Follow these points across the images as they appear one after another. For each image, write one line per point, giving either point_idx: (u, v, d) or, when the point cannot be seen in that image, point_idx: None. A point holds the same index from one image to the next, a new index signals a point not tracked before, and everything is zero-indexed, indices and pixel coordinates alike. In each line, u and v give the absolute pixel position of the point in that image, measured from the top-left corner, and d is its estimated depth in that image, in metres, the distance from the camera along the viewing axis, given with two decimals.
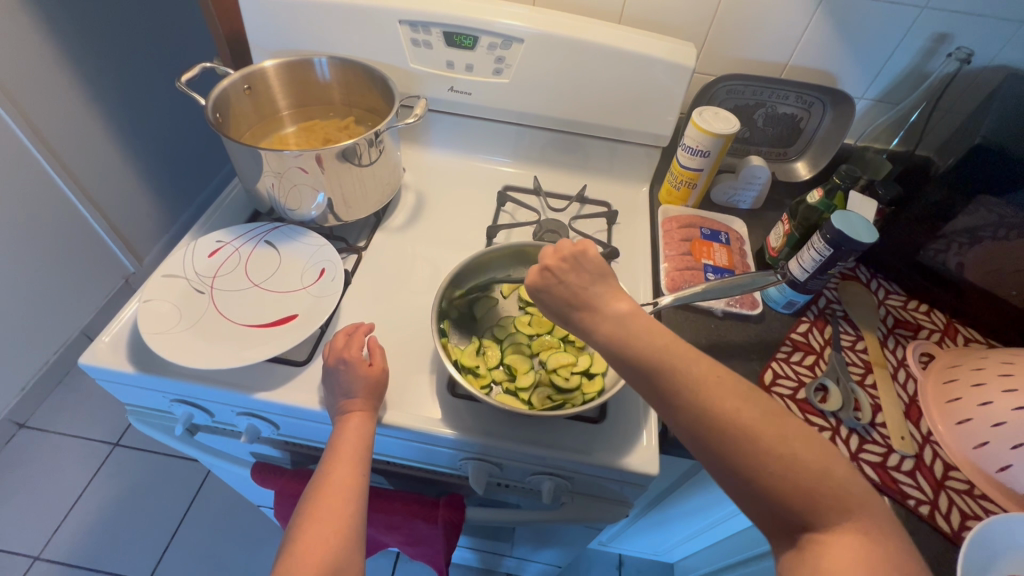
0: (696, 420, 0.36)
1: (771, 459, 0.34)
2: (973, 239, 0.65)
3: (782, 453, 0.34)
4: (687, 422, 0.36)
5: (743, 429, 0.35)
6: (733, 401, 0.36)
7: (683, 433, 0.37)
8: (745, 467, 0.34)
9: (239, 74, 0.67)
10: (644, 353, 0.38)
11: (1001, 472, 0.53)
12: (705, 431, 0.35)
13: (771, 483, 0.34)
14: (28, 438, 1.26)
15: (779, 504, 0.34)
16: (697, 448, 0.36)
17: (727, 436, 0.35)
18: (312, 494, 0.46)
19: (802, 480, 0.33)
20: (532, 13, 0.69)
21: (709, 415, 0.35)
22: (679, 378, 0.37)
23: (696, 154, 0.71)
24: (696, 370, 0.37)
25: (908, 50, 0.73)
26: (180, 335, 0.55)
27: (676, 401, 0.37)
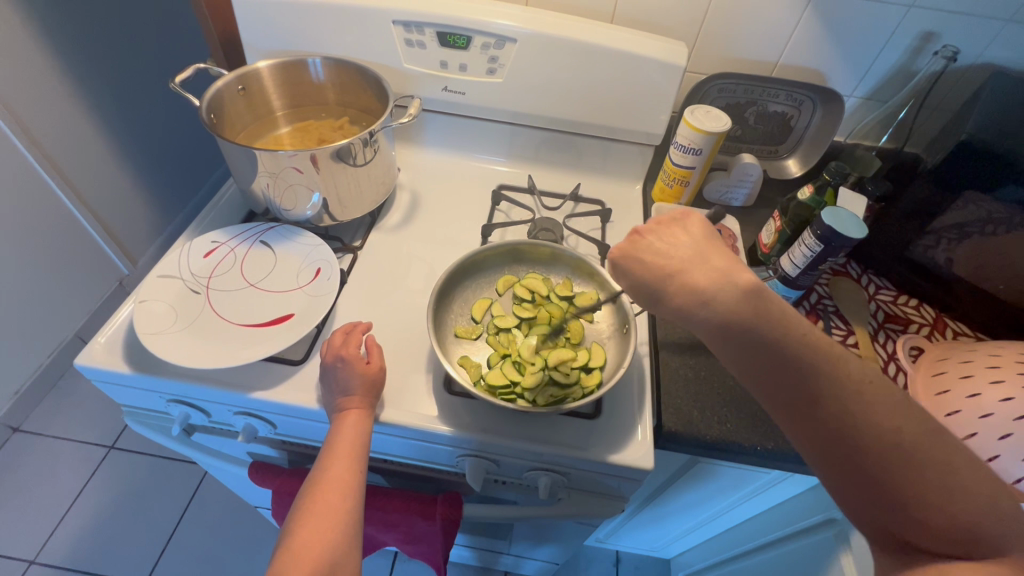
0: (832, 434, 0.35)
1: (913, 480, 0.34)
2: (962, 234, 0.66)
3: (920, 474, 0.34)
4: (823, 436, 0.36)
5: (885, 449, 0.34)
6: (874, 419, 0.35)
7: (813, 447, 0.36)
8: (883, 484, 0.34)
9: (233, 74, 0.67)
10: (751, 332, 0.38)
11: (989, 463, 0.53)
12: (844, 445, 0.35)
13: (905, 502, 0.34)
14: (22, 441, 1.26)
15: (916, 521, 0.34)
16: (832, 462, 0.36)
17: (867, 452, 0.34)
18: (310, 490, 0.46)
19: (937, 501, 0.33)
20: (525, 13, 0.70)
21: (850, 430, 0.35)
22: (821, 388, 0.36)
23: (688, 152, 0.72)
24: (850, 377, 0.36)
25: (895, 49, 0.74)
26: (177, 335, 0.56)
27: (812, 411, 0.36)
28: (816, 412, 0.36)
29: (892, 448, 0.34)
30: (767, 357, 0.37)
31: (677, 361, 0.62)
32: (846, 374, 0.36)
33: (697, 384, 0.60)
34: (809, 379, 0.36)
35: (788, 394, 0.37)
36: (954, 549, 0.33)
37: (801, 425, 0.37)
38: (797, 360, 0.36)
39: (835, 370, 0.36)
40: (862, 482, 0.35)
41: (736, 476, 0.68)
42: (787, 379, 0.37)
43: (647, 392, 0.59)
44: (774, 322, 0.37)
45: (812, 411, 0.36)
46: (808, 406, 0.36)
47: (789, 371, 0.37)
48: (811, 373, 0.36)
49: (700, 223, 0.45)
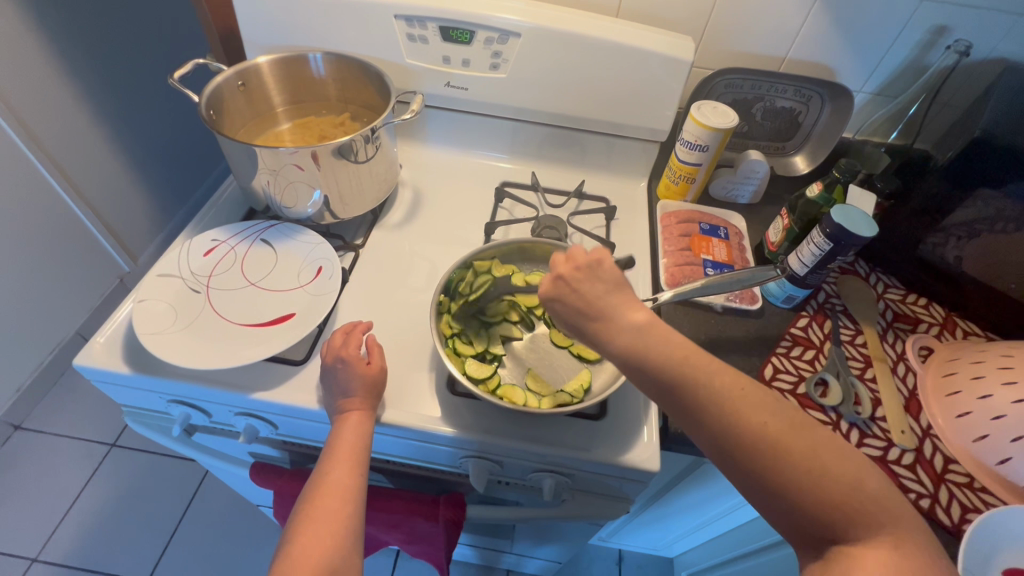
0: (717, 434, 0.36)
1: (788, 469, 0.34)
2: (971, 233, 0.65)
3: (795, 463, 0.34)
4: (710, 437, 0.37)
5: (758, 442, 0.35)
6: (739, 416, 0.36)
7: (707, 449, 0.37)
8: (766, 479, 0.35)
9: (233, 70, 0.66)
10: (638, 360, 0.38)
11: (1001, 464, 0.53)
12: (727, 446, 0.36)
13: (788, 494, 0.34)
14: (23, 439, 1.26)
15: (801, 510, 0.34)
16: (721, 461, 0.37)
17: (744, 449, 0.35)
18: (310, 494, 0.45)
19: (818, 487, 0.34)
20: (529, 8, 0.69)
21: (730, 429, 0.36)
22: (696, 395, 0.37)
23: (695, 148, 0.71)
24: (714, 386, 0.37)
25: (906, 43, 0.72)
26: (176, 335, 0.55)
27: (697, 416, 0.37)
28: (698, 417, 0.37)
29: (769, 442, 0.35)
30: (648, 372, 0.38)
31: None
32: (708, 379, 0.37)
33: None
34: (677, 391, 0.37)
35: (670, 404, 0.38)
36: (836, 533, 0.33)
37: (691, 428, 0.38)
38: (673, 371, 0.38)
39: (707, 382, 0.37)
40: (750, 479, 0.35)
41: None
42: (669, 392, 0.38)
43: None
44: (661, 355, 0.38)
45: (696, 417, 0.37)
46: (692, 413, 0.37)
47: (670, 389, 0.37)
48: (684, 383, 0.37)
49: (612, 264, 0.42)
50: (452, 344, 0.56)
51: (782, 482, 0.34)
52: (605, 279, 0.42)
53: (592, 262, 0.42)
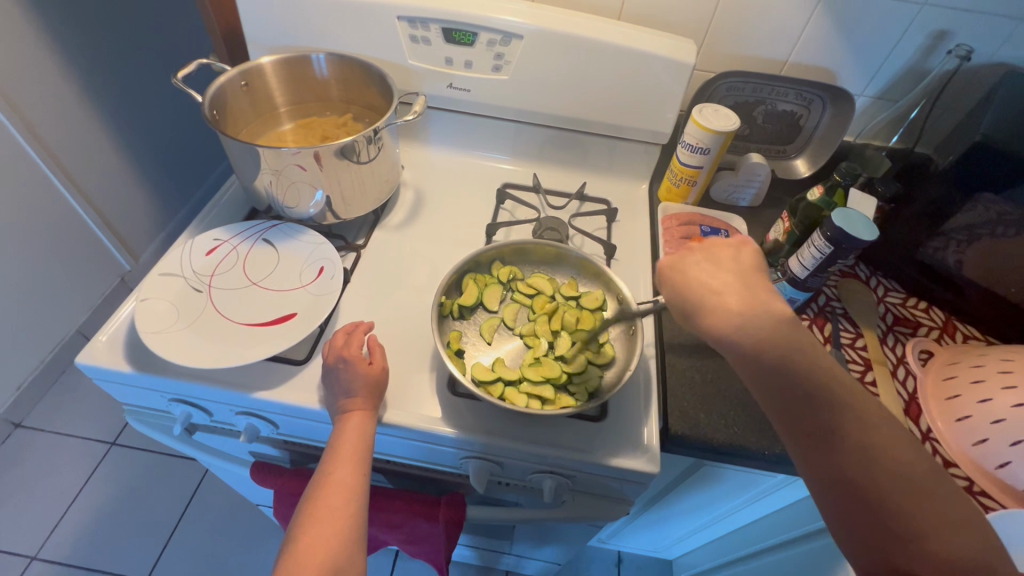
0: (840, 467, 0.36)
1: (905, 510, 0.35)
2: (971, 236, 0.66)
3: (913, 503, 0.35)
4: (835, 468, 0.36)
5: (886, 480, 0.35)
6: (869, 457, 0.36)
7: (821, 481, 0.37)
8: (883, 516, 0.35)
9: (236, 70, 0.66)
10: (782, 376, 0.38)
11: (1000, 469, 0.53)
12: (851, 479, 0.36)
13: (906, 538, 0.34)
14: (24, 438, 1.26)
15: (919, 560, 0.34)
16: (841, 498, 0.36)
17: (872, 484, 0.35)
18: (314, 494, 0.45)
19: (932, 535, 0.34)
20: (531, 10, 0.69)
21: (856, 462, 0.36)
22: (835, 421, 0.37)
23: (696, 151, 0.71)
24: (861, 410, 0.37)
25: (907, 47, 0.73)
26: (178, 334, 0.55)
27: (826, 441, 0.37)
28: (829, 442, 0.36)
29: (895, 478, 0.35)
30: (787, 388, 0.38)
31: (685, 363, 0.61)
32: (862, 403, 0.37)
33: (703, 387, 0.59)
34: (813, 416, 0.37)
35: (791, 429, 0.38)
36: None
37: (808, 459, 0.37)
38: (808, 393, 0.37)
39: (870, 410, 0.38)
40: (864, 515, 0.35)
41: (741, 480, 0.67)
42: (802, 413, 0.37)
43: (653, 394, 0.58)
44: (805, 365, 0.38)
45: (818, 444, 0.37)
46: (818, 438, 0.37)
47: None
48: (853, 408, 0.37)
49: (753, 255, 0.44)
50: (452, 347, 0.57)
51: (898, 521, 0.34)
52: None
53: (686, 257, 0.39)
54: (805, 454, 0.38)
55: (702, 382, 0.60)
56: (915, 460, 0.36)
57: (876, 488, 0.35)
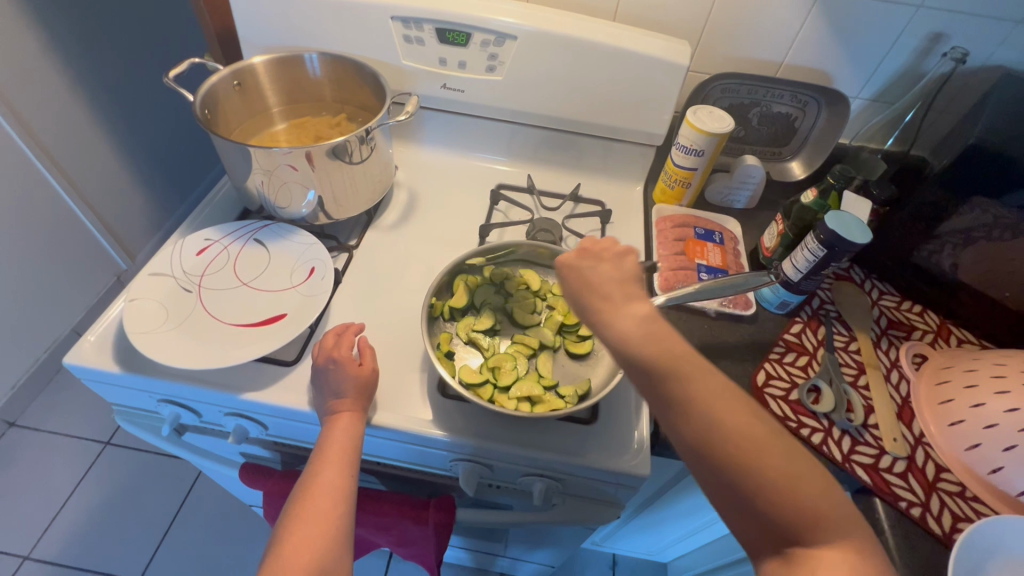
0: (693, 434, 0.34)
1: (750, 474, 0.33)
2: (967, 240, 0.65)
3: (766, 468, 0.33)
4: (689, 438, 0.35)
5: (736, 446, 0.34)
6: (723, 421, 0.34)
7: (682, 450, 0.35)
8: (739, 482, 0.33)
9: (228, 69, 0.66)
10: (646, 351, 0.36)
11: (993, 474, 0.53)
12: (701, 450, 0.34)
13: (762, 501, 0.33)
14: (18, 437, 1.25)
15: (769, 520, 0.33)
16: (693, 463, 0.35)
17: (724, 453, 0.33)
18: (300, 495, 0.45)
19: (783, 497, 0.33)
20: (526, 10, 0.69)
21: (711, 430, 0.34)
22: (680, 392, 0.35)
23: (690, 152, 0.71)
24: (697, 381, 0.35)
25: (903, 50, 0.72)
26: (166, 335, 0.55)
27: (682, 411, 0.35)
28: (686, 413, 0.35)
29: (750, 443, 0.34)
30: (639, 362, 0.36)
31: None
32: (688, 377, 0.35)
33: None
34: (666, 386, 0.36)
35: (653, 400, 0.37)
36: (799, 539, 0.33)
37: (668, 426, 0.36)
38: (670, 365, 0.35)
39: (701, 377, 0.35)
40: (720, 482, 0.34)
41: None
42: (652, 384, 0.36)
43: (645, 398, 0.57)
44: (656, 344, 0.36)
45: (676, 412, 0.35)
46: (671, 407, 0.35)
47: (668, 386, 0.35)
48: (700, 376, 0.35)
49: (635, 261, 0.43)
50: (442, 350, 0.57)
51: (755, 490, 0.33)
52: (624, 270, 0.42)
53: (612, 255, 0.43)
54: (667, 422, 0.36)
55: None
56: (757, 420, 0.35)
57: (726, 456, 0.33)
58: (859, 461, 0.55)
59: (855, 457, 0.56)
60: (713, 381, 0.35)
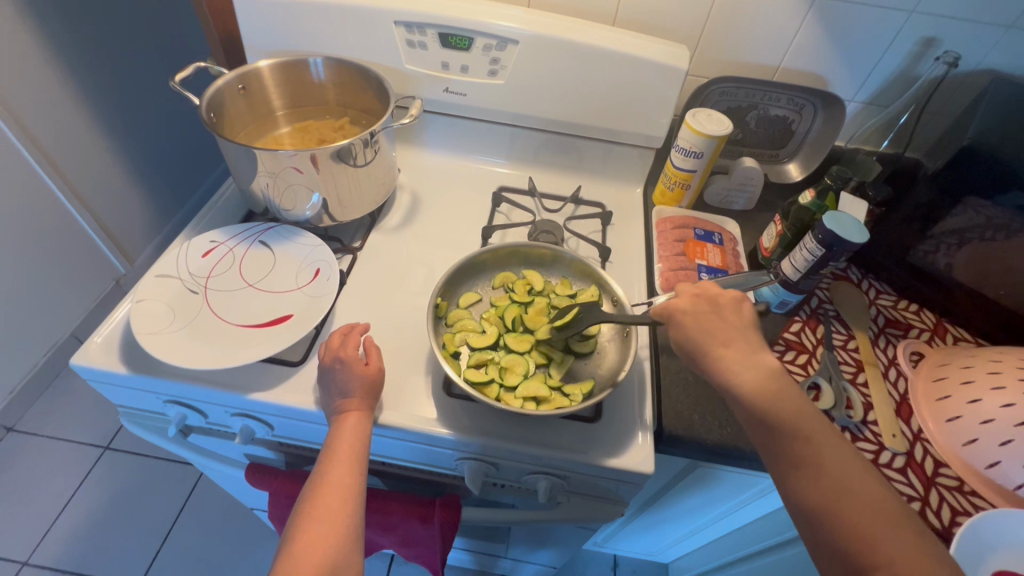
0: (817, 499, 0.38)
1: (868, 542, 0.36)
2: (962, 240, 0.66)
3: (881, 536, 0.36)
4: (805, 500, 0.38)
5: (857, 514, 0.37)
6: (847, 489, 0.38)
7: (800, 513, 0.39)
8: (856, 551, 0.36)
9: (233, 74, 0.67)
10: (775, 417, 0.40)
11: (990, 468, 0.54)
12: (822, 514, 0.38)
13: (875, 570, 0.35)
14: (16, 442, 1.25)
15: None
16: (812, 526, 0.38)
17: (848, 520, 0.37)
18: (311, 494, 0.46)
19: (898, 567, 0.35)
20: (527, 15, 0.70)
21: (832, 496, 0.38)
22: (811, 456, 0.39)
23: (690, 155, 0.72)
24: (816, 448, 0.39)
25: (897, 54, 0.74)
26: (174, 335, 0.55)
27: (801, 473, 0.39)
28: (812, 476, 0.38)
29: (870, 515, 0.37)
30: (769, 421, 0.40)
31: (678, 365, 0.62)
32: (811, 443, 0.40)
33: (697, 388, 0.60)
34: (795, 447, 0.40)
35: (776, 458, 0.40)
36: None
37: (788, 489, 0.40)
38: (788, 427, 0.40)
39: (833, 445, 0.40)
40: (835, 547, 0.37)
41: (735, 481, 0.68)
42: (782, 447, 0.40)
43: (647, 396, 0.58)
44: (789, 404, 0.41)
45: (801, 476, 0.39)
46: (800, 470, 0.39)
47: (780, 448, 0.40)
48: (832, 447, 0.39)
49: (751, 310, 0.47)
50: (450, 348, 0.57)
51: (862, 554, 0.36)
52: (744, 316, 0.47)
53: (730, 301, 0.47)
54: (786, 483, 0.40)
55: (695, 384, 0.60)
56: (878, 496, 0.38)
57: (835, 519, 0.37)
58: None
59: None
60: (843, 452, 0.39)
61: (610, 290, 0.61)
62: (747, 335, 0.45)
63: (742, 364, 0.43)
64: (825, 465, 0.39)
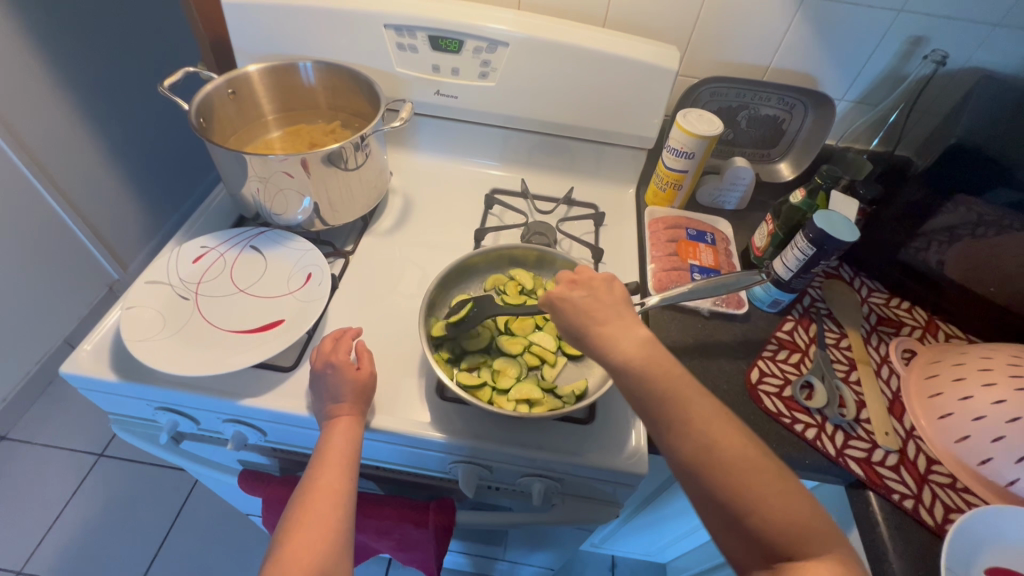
0: (687, 454, 0.37)
1: (735, 491, 0.36)
2: (953, 237, 0.66)
3: (751, 485, 0.36)
4: (678, 457, 0.38)
5: (726, 466, 0.36)
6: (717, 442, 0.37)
7: (677, 471, 0.38)
8: (725, 496, 0.36)
9: (223, 78, 0.67)
10: (645, 377, 0.40)
11: (982, 465, 0.54)
12: (695, 469, 0.37)
13: (745, 516, 0.35)
14: (9, 450, 1.24)
15: (753, 533, 0.35)
16: (687, 482, 0.37)
17: (716, 473, 0.36)
18: (300, 499, 0.45)
19: (768, 511, 0.35)
20: (517, 17, 0.70)
21: (703, 449, 0.37)
22: (678, 411, 0.38)
23: (681, 155, 0.72)
24: (681, 398, 0.39)
25: (886, 53, 0.74)
26: (164, 342, 0.55)
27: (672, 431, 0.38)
28: (684, 432, 0.38)
29: (739, 465, 0.36)
30: (640, 383, 0.40)
31: None
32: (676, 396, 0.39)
33: None
34: (664, 405, 0.39)
35: (650, 419, 0.39)
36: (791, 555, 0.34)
37: (664, 447, 0.39)
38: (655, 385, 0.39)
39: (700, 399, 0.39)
40: (710, 500, 0.36)
41: None
42: (651, 405, 0.39)
43: None
44: (659, 364, 0.40)
45: (674, 433, 0.38)
46: (671, 428, 0.38)
47: (652, 407, 0.39)
48: (697, 401, 0.39)
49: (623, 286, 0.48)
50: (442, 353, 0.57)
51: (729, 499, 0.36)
52: (616, 293, 0.47)
53: (602, 280, 0.48)
54: (659, 441, 0.39)
55: None
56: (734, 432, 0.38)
57: (705, 469, 0.36)
58: (852, 455, 0.56)
59: (849, 451, 0.56)
60: (707, 404, 0.39)
61: None
62: (618, 311, 0.45)
63: (620, 337, 0.42)
64: (686, 414, 0.38)
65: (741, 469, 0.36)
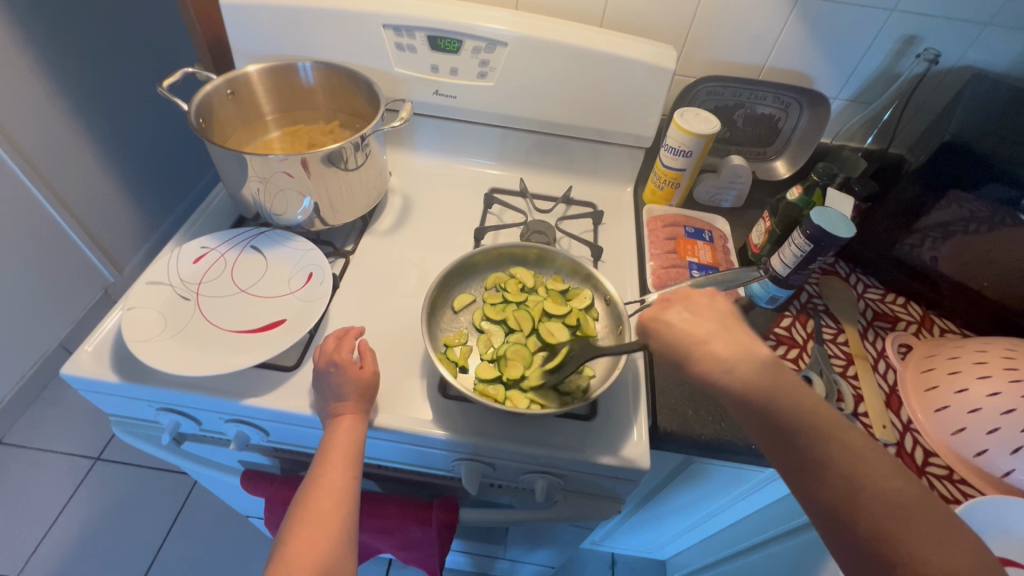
0: (829, 501, 0.34)
1: (889, 547, 0.31)
2: (946, 233, 0.67)
3: (910, 538, 0.31)
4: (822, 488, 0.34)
5: (872, 515, 0.33)
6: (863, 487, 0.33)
7: (818, 519, 0.35)
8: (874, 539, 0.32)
9: (222, 79, 0.67)
10: (771, 410, 0.37)
11: (978, 457, 0.55)
12: (838, 516, 0.34)
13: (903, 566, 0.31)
14: (4, 455, 1.23)
15: None
16: (832, 533, 0.34)
17: (864, 511, 0.33)
18: (304, 498, 0.45)
19: (936, 575, 0.30)
20: (515, 17, 0.70)
21: (845, 492, 0.34)
22: (814, 449, 0.35)
23: (679, 154, 0.72)
24: (823, 422, 0.36)
25: (879, 52, 0.75)
26: (165, 342, 0.55)
27: (812, 457, 0.35)
28: (821, 474, 0.35)
29: (893, 510, 0.32)
30: (766, 416, 0.37)
31: None
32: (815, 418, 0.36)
33: (690, 384, 0.60)
34: (805, 429, 0.36)
35: (780, 458, 0.37)
36: None
37: (800, 491, 0.36)
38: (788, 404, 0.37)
39: (848, 424, 0.36)
40: (858, 555, 0.32)
41: (729, 476, 0.68)
42: (783, 430, 0.37)
43: (642, 392, 0.59)
44: (789, 393, 0.38)
45: (809, 474, 0.35)
46: (804, 468, 0.35)
47: (787, 427, 0.37)
48: (840, 437, 0.35)
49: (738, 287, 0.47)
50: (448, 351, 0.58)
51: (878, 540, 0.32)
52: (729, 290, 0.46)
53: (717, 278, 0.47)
54: (799, 471, 0.36)
55: (689, 380, 0.61)
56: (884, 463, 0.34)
57: (851, 503, 0.33)
58: None
59: None
60: (853, 442, 0.35)
61: (604, 290, 0.62)
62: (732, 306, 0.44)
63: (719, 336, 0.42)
64: (830, 440, 0.35)
65: (890, 506, 0.33)
